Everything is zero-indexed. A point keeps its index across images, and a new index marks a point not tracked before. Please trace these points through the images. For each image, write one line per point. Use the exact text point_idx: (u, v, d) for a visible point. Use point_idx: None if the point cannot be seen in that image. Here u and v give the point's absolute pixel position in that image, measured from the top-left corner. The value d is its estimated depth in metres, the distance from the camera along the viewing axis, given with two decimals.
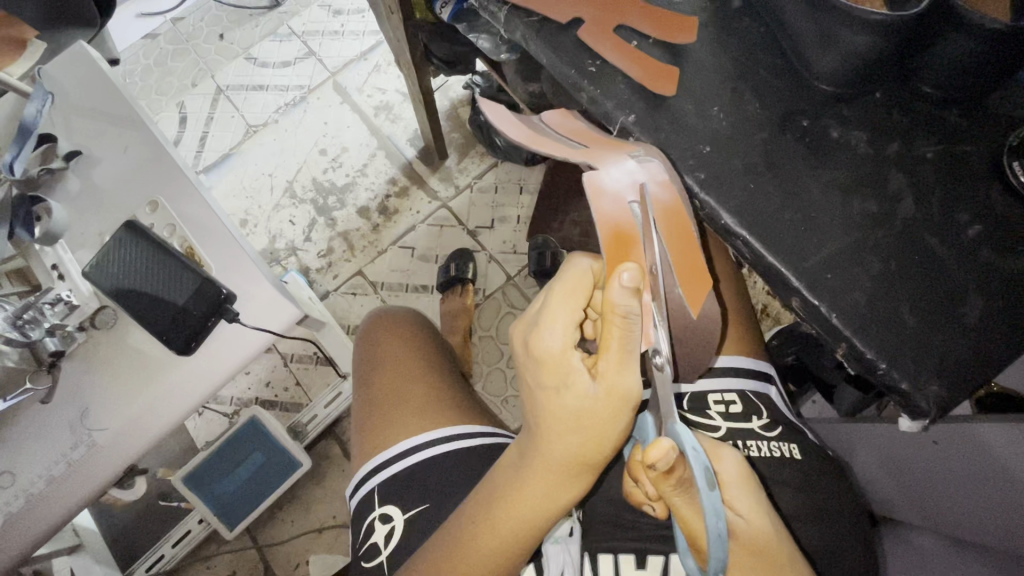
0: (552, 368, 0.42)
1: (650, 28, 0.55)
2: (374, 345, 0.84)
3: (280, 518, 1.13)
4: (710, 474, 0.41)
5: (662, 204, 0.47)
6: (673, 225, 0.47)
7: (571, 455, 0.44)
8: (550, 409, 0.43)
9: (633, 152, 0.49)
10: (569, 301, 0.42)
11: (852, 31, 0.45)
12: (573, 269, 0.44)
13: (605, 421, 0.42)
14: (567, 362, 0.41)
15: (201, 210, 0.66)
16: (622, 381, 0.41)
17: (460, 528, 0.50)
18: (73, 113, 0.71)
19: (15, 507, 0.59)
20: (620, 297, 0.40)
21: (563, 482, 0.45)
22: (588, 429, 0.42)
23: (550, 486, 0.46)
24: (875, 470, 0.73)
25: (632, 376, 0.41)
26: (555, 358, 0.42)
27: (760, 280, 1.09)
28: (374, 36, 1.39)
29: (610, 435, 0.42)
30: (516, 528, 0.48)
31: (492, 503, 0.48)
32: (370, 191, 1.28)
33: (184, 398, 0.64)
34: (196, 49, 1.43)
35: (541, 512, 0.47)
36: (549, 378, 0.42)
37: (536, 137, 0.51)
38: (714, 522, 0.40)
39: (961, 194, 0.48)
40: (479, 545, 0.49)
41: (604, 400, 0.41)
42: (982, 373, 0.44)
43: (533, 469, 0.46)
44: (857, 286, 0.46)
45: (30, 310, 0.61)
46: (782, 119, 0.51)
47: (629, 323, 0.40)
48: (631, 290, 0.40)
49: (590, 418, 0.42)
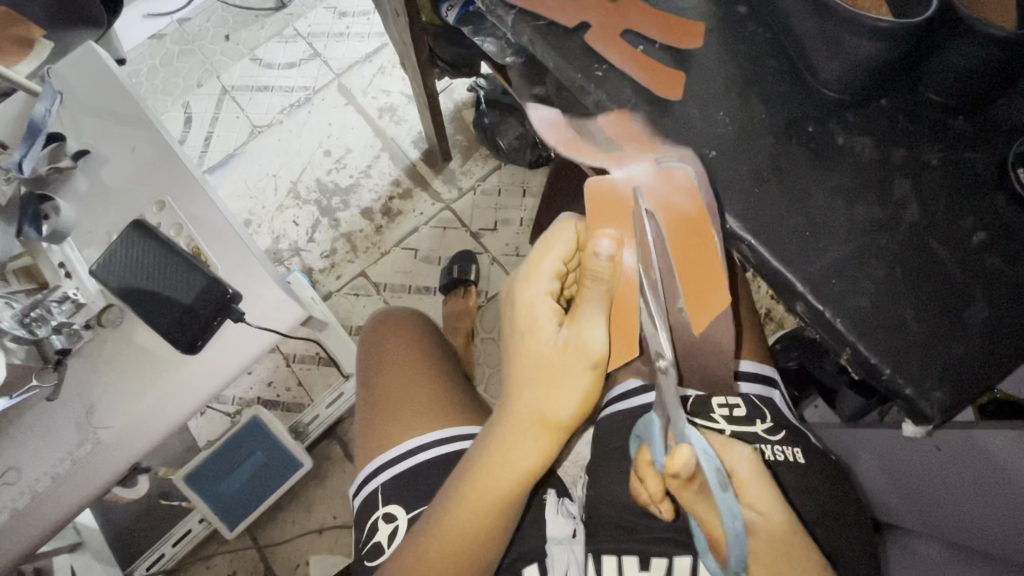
0: (524, 315, 0.50)
1: (658, 33, 0.55)
2: (379, 345, 0.84)
3: (281, 519, 1.13)
4: (723, 476, 0.41)
5: (679, 212, 0.47)
6: (687, 235, 0.47)
7: (537, 406, 0.48)
8: (520, 353, 0.49)
9: (663, 158, 0.50)
10: (547, 258, 0.50)
11: (858, 38, 0.45)
12: (557, 228, 0.51)
13: (566, 368, 0.47)
14: (538, 309, 0.49)
15: (208, 210, 0.67)
16: (587, 331, 0.46)
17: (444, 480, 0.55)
18: (81, 112, 0.71)
19: (20, 504, 0.59)
20: (596, 256, 0.47)
21: (532, 437, 0.50)
22: (551, 375, 0.47)
23: (520, 442, 0.50)
24: (878, 474, 0.73)
25: (593, 329, 0.46)
26: (528, 304, 0.50)
27: (764, 284, 1.09)
28: (379, 38, 1.40)
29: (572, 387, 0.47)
30: (491, 485, 0.51)
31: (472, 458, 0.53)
32: (374, 192, 1.28)
33: (189, 397, 0.64)
34: (202, 49, 1.43)
35: (513, 470, 0.51)
36: (521, 323, 0.50)
37: (576, 142, 0.54)
38: (731, 522, 0.40)
39: (966, 201, 0.48)
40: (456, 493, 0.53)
41: (567, 345, 0.47)
42: (987, 379, 0.44)
43: (505, 419, 0.50)
44: (862, 292, 0.46)
45: (37, 309, 0.60)
46: (788, 125, 0.51)
47: (593, 283, 0.47)
48: (607, 256, 0.47)
49: (554, 363, 0.47)
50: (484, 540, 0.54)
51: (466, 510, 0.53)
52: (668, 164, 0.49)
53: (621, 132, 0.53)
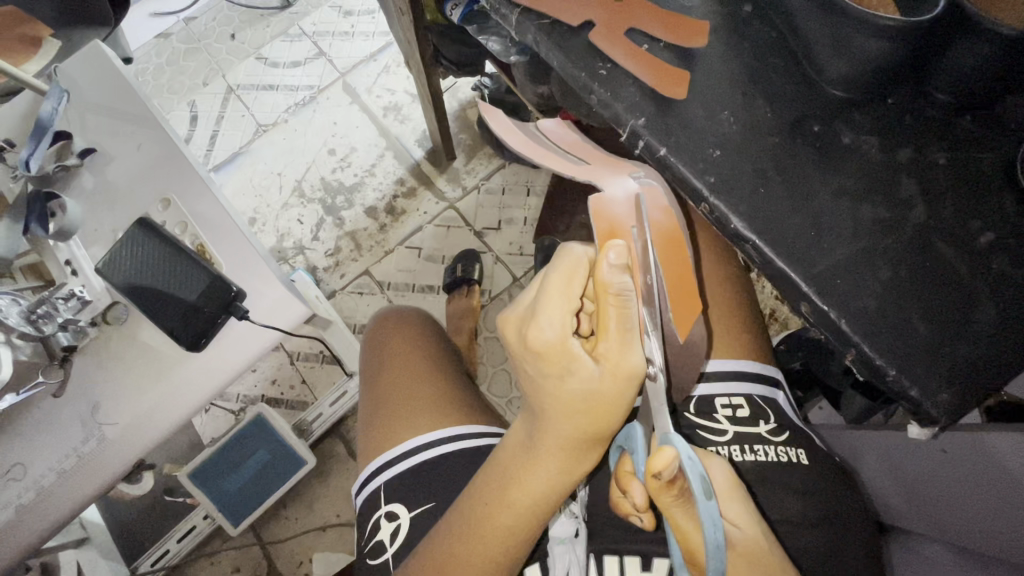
0: (552, 358, 0.43)
1: (663, 30, 0.55)
2: (382, 344, 0.85)
3: (285, 516, 1.14)
4: (706, 484, 0.42)
5: (659, 227, 0.48)
6: (669, 247, 0.49)
7: (580, 435, 0.46)
8: (557, 396, 0.44)
9: (634, 173, 0.50)
10: (565, 292, 0.43)
11: (864, 37, 0.45)
12: (566, 258, 0.44)
13: (611, 400, 0.43)
14: (566, 350, 0.43)
15: (213, 208, 0.67)
16: (625, 360, 0.42)
17: (471, 510, 0.51)
18: (87, 110, 0.71)
19: (25, 499, 0.60)
20: (611, 277, 0.42)
21: (574, 458, 0.47)
22: (596, 411, 0.44)
23: (559, 466, 0.48)
24: (881, 476, 0.73)
25: (633, 354, 0.43)
26: (554, 347, 0.43)
27: (769, 285, 1.09)
28: (384, 37, 1.40)
29: (616, 413, 0.44)
30: (532, 504, 0.49)
31: (506, 487, 0.50)
32: (379, 191, 1.28)
33: (193, 394, 0.64)
34: (208, 48, 1.44)
35: (557, 487, 0.49)
36: (551, 368, 0.43)
37: (542, 147, 0.51)
38: (712, 533, 0.40)
39: (972, 201, 0.48)
40: (494, 526, 0.50)
41: (609, 380, 0.43)
42: (992, 381, 0.44)
43: (547, 447, 0.47)
44: (867, 292, 0.46)
45: (43, 305, 0.61)
46: (793, 124, 0.51)
47: (627, 302, 0.42)
48: (621, 268, 0.42)
49: (596, 400, 0.43)
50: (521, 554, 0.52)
51: (498, 536, 0.50)
52: (642, 178, 0.50)
53: (579, 147, 0.54)
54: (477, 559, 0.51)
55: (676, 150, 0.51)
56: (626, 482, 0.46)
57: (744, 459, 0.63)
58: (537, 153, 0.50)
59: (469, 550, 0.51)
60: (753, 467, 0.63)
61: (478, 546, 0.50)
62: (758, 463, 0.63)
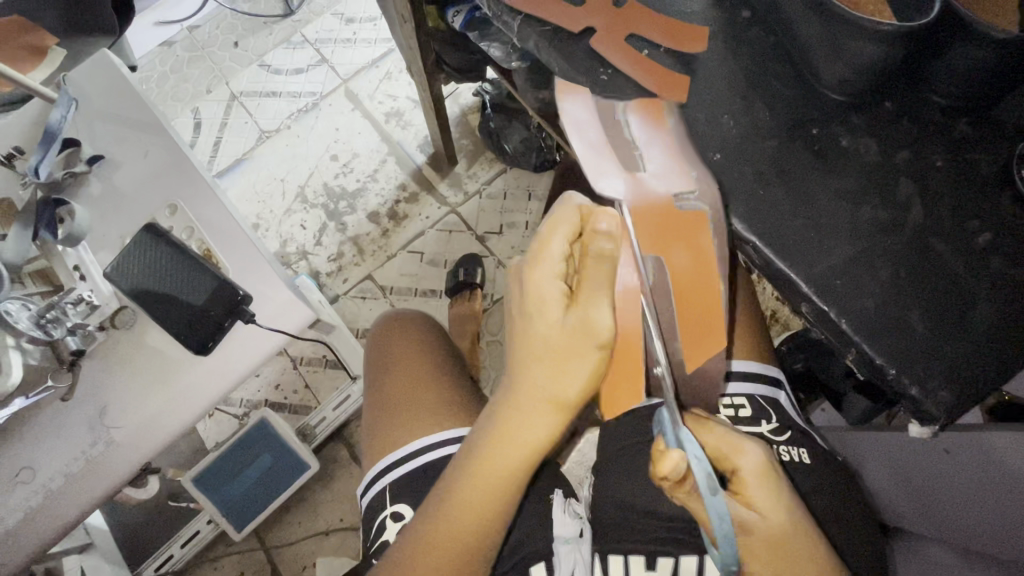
0: (535, 300, 0.49)
1: (662, 37, 0.56)
2: (387, 345, 0.86)
3: (288, 520, 1.14)
4: (712, 480, 0.42)
5: (685, 257, 0.49)
6: (694, 278, 0.48)
7: (544, 386, 0.50)
8: (533, 339, 0.50)
9: (682, 194, 0.49)
10: (555, 243, 0.49)
11: (862, 43, 0.46)
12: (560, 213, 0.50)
13: (574, 349, 0.48)
14: (549, 293, 0.49)
15: (218, 212, 0.68)
16: (591, 313, 0.48)
17: (451, 467, 0.57)
18: (95, 118, 0.72)
19: (35, 502, 0.61)
20: (595, 242, 0.48)
21: (538, 418, 0.51)
22: (557, 358, 0.49)
23: (524, 424, 0.52)
24: (882, 475, 0.73)
25: (601, 311, 0.48)
26: (541, 289, 0.49)
27: (769, 287, 1.09)
28: (386, 44, 1.42)
29: (578, 366, 0.49)
30: (500, 463, 0.53)
31: (478, 444, 0.54)
32: (381, 196, 1.29)
33: (200, 398, 0.65)
34: (211, 56, 1.45)
35: (521, 450, 0.53)
36: (533, 309, 0.50)
37: (603, 141, 0.53)
38: (719, 526, 0.41)
39: (971, 203, 0.48)
40: (465, 479, 0.54)
41: (576, 330, 0.48)
42: (991, 380, 0.45)
43: (517, 401, 0.51)
44: (867, 292, 0.47)
45: (52, 310, 0.63)
46: (792, 127, 0.52)
47: (598, 267, 0.48)
48: (607, 238, 0.48)
49: (559, 344, 0.49)
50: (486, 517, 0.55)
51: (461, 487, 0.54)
52: (688, 202, 0.49)
53: (654, 141, 0.52)
54: (450, 514, 0.54)
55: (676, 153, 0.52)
56: (645, 459, 0.49)
57: None
58: (588, 151, 0.52)
59: (444, 500, 0.55)
60: None
61: (458, 509, 0.54)
62: None
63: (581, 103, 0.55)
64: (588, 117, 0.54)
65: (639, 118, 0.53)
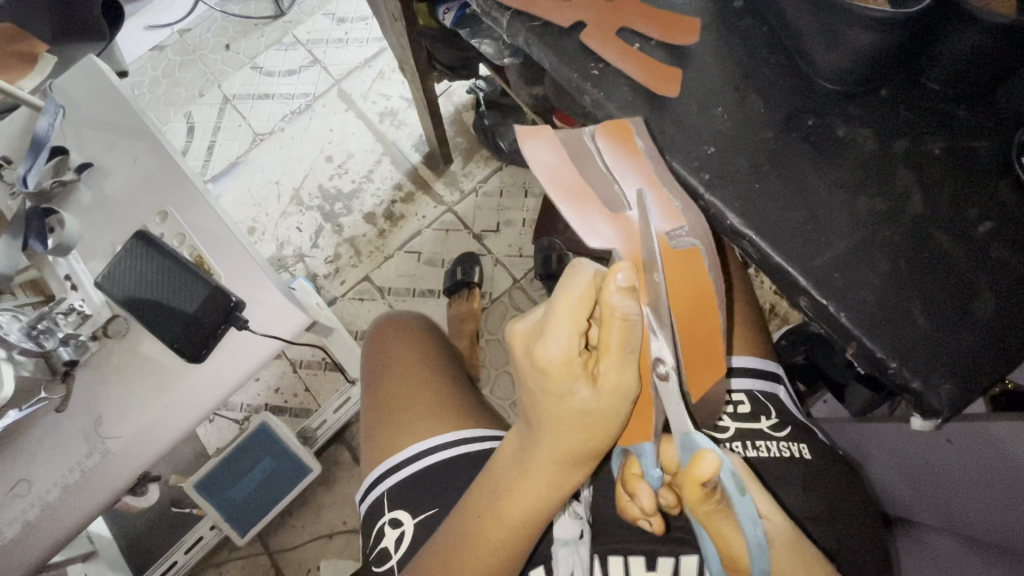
0: (555, 377, 0.41)
1: (653, 29, 0.55)
2: (384, 347, 0.85)
3: (291, 524, 1.14)
4: (739, 480, 0.41)
5: (686, 288, 0.48)
6: (695, 313, 0.48)
7: (575, 450, 0.44)
8: (555, 413, 0.43)
9: (672, 228, 0.48)
10: (569, 313, 0.40)
11: (855, 31, 0.44)
12: (569, 279, 0.41)
13: (609, 418, 0.42)
14: (569, 371, 0.40)
15: (209, 217, 0.67)
16: (621, 383, 0.40)
17: (465, 520, 0.51)
18: (82, 125, 0.72)
19: (31, 515, 0.60)
20: (617, 301, 0.39)
21: (568, 474, 0.47)
22: (593, 428, 0.42)
23: (552, 484, 0.47)
24: (886, 468, 0.72)
25: (631, 375, 0.40)
26: (562, 367, 0.40)
27: (768, 281, 1.09)
28: (378, 42, 1.40)
29: (615, 429, 0.43)
30: (526, 514, 0.49)
31: (498, 500, 0.49)
32: (376, 196, 1.29)
33: (195, 405, 0.64)
34: (203, 59, 1.45)
35: (548, 500, 0.48)
36: (552, 387, 0.41)
37: (581, 183, 0.50)
38: (754, 530, 0.40)
39: (972, 191, 0.47)
40: (487, 536, 0.50)
41: (606, 403, 0.41)
42: (993, 371, 0.44)
43: (540, 460, 0.46)
44: (867, 285, 0.46)
45: (44, 321, 0.62)
46: (787, 118, 0.51)
47: (629, 326, 0.39)
48: (628, 291, 0.39)
49: (594, 417, 0.42)
50: (505, 562, 0.51)
51: (480, 544, 0.50)
52: (680, 237, 0.48)
53: (630, 171, 0.50)
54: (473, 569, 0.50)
55: (671, 148, 0.51)
56: (634, 485, 0.46)
57: (747, 454, 0.63)
58: (568, 204, 0.50)
59: (460, 557, 0.50)
60: (757, 462, 0.62)
61: (476, 559, 0.50)
62: (761, 459, 0.62)
63: (545, 139, 0.52)
64: (556, 158, 0.51)
65: (608, 145, 0.51)
